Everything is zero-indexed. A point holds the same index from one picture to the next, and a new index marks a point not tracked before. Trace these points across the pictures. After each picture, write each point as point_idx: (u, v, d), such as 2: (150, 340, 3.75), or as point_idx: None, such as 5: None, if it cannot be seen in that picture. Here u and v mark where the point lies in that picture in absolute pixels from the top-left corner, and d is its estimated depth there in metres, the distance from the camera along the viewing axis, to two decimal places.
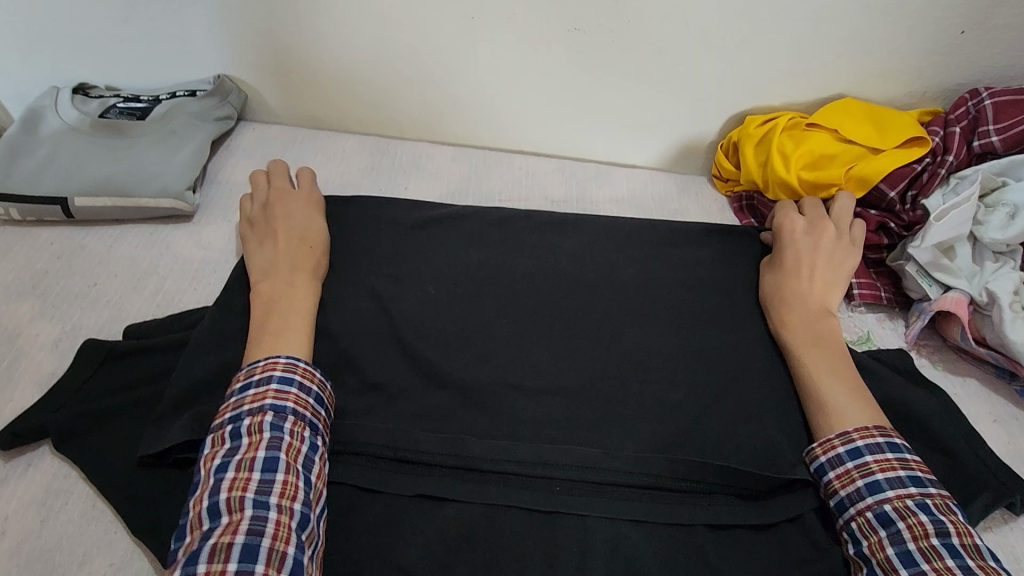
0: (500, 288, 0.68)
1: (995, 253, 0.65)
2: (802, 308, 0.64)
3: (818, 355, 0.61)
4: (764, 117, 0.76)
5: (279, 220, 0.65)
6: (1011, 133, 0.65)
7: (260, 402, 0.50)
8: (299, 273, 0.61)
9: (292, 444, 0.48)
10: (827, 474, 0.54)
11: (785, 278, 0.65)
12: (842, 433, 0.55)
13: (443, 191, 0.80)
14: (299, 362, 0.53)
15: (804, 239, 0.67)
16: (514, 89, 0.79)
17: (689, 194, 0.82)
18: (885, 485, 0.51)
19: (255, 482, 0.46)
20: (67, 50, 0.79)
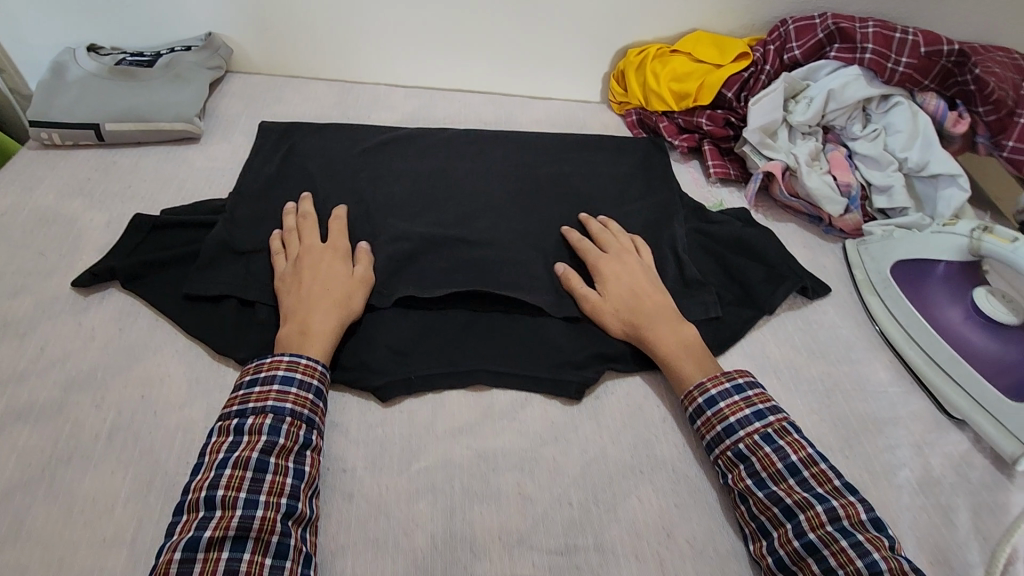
0: (447, 179, 0.89)
1: (802, 134, 0.91)
2: (647, 309, 0.69)
3: (670, 342, 0.67)
4: (640, 49, 1.00)
5: (310, 268, 0.69)
6: (806, 48, 0.91)
7: (263, 402, 0.57)
8: (320, 312, 0.65)
9: (285, 445, 0.55)
10: (696, 422, 0.62)
11: (634, 303, 0.70)
12: (699, 384, 0.63)
13: (398, 119, 1.00)
14: (302, 359, 0.60)
15: (614, 265, 0.73)
16: (449, 35, 0.99)
17: (593, 115, 1.06)
18: (738, 427, 0.60)
19: (248, 480, 0.52)
20: (76, 17, 0.95)
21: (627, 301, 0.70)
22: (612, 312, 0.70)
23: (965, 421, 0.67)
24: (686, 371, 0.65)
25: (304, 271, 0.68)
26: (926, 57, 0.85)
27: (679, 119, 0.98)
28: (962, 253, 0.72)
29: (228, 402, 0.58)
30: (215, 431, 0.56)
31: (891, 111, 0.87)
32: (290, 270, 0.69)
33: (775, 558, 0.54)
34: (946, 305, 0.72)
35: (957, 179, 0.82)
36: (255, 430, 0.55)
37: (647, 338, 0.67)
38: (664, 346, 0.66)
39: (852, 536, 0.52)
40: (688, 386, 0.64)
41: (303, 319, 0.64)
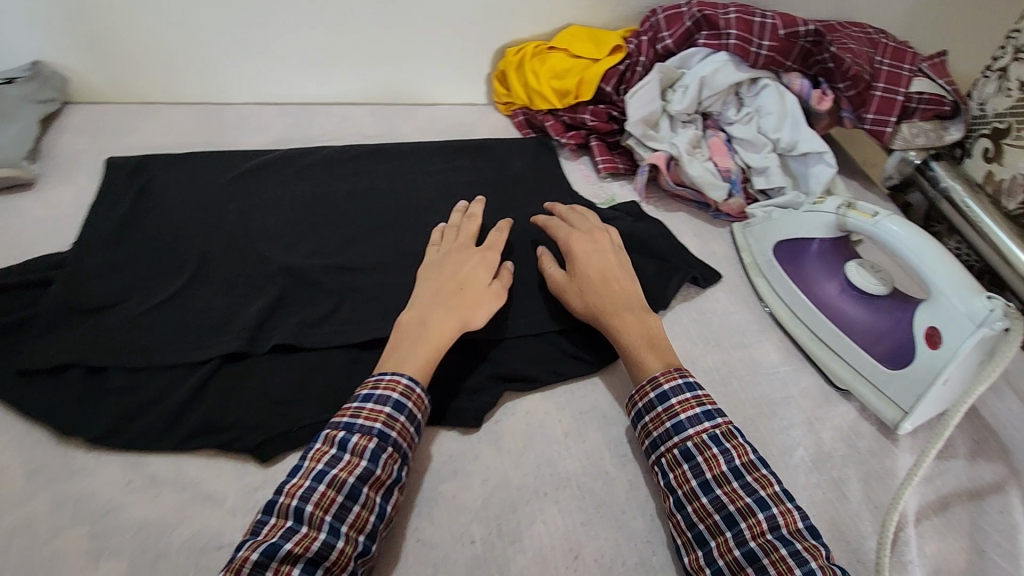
0: (328, 202, 0.83)
1: (682, 122, 0.92)
2: (615, 292, 0.69)
3: (634, 332, 0.66)
4: (517, 48, 0.98)
5: (471, 260, 0.70)
6: (677, 36, 0.91)
7: (372, 423, 0.55)
8: (452, 319, 0.63)
9: (379, 476, 0.53)
10: (644, 417, 0.61)
11: (608, 286, 0.69)
12: (653, 378, 0.62)
13: (269, 140, 0.93)
14: (417, 389, 0.58)
15: (584, 245, 0.72)
16: (317, 47, 0.93)
17: (480, 119, 1.03)
18: (687, 424, 0.59)
19: (336, 504, 0.51)
20: None
21: (598, 285, 0.69)
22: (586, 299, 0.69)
23: (850, 391, 0.70)
24: (646, 360, 0.64)
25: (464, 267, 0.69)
26: (786, 38, 0.87)
27: (564, 116, 0.96)
28: (831, 229, 0.73)
29: (339, 409, 0.56)
30: (320, 437, 0.55)
31: (760, 93, 0.90)
32: (434, 266, 0.70)
33: (713, 568, 0.52)
34: (822, 281, 0.74)
35: (824, 156, 0.85)
36: (357, 452, 0.53)
37: (611, 326, 0.67)
38: (624, 337, 0.66)
39: (791, 544, 0.51)
40: (644, 378, 0.63)
41: (427, 315, 0.64)
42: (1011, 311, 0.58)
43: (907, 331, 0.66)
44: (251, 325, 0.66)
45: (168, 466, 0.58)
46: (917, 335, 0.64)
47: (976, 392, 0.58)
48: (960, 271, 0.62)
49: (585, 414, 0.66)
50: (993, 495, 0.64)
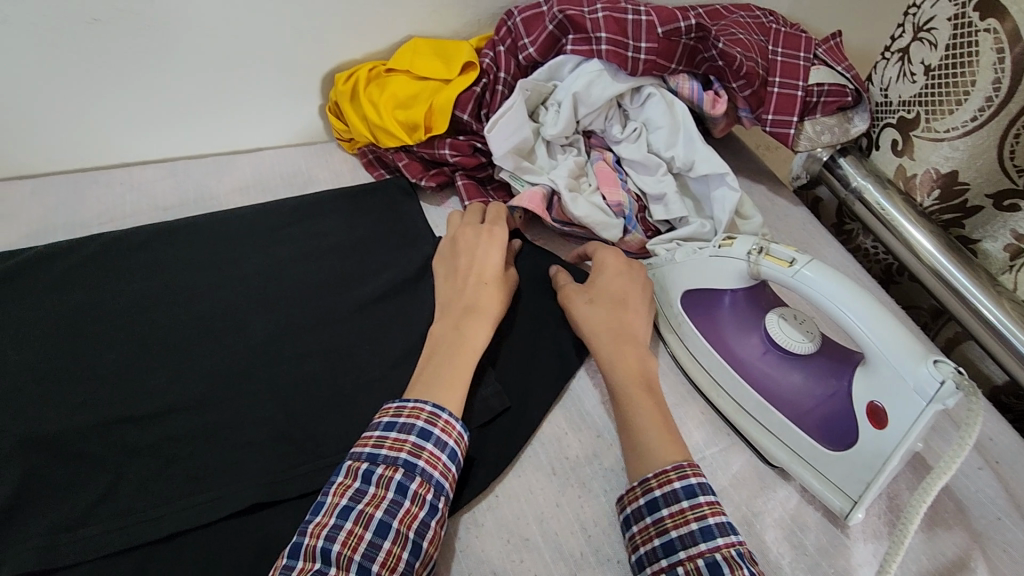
0: (102, 316, 0.61)
1: (561, 146, 0.77)
2: (628, 319, 0.61)
3: (635, 373, 0.57)
4: (349, 73, 0.79)
5: (484, 241, 0.66)
6: (540, 43, 0.75)
7: (396, 452, 0.49)
8: (483, 326, 0.59)
9: (410, 509, 0.47)
10: (660, 510, 0.50)
11: (613, 308, 0.61)
12: (676, 464, 0.51)
13: (22, 233, 0.69)
14: (442, 414, 0.52)
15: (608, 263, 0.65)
16: (71, 99, 0.69)
17: (319, 162, 0.83)
18: (716, 531, 0.48)
19: (365, 542, 0.45)
20: None
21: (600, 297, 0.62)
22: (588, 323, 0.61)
23: (786, 470, 0.58)
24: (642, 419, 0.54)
25: (478, 255, 0.65)
26: (666, 38, 0.73)
27: (420, 153, 0.78)
28: (743, 277, 0.60)
29: (363, 437, 0.50)
30: (342, 469, 0.49)
31: (646, 103, 0.76)
32: (469, 252, 0.66)
33: None
34: (739, 337, 0.61)
35: (726, 177, 0.72)
36: (383, 485, 0.48)
37: (609, 362, 0.58)
38: (621, 380, 0.57)
39: None
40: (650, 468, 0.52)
41: (461, 321, 0.59)
42: (965, 381, 0.46)
43: (846, 402, 0.54)
44: None
45: None
46: (858, 409, 0.53)
47: (935, 486, 0.47)
48: (898, 330, 0.50)
49: None
50: None
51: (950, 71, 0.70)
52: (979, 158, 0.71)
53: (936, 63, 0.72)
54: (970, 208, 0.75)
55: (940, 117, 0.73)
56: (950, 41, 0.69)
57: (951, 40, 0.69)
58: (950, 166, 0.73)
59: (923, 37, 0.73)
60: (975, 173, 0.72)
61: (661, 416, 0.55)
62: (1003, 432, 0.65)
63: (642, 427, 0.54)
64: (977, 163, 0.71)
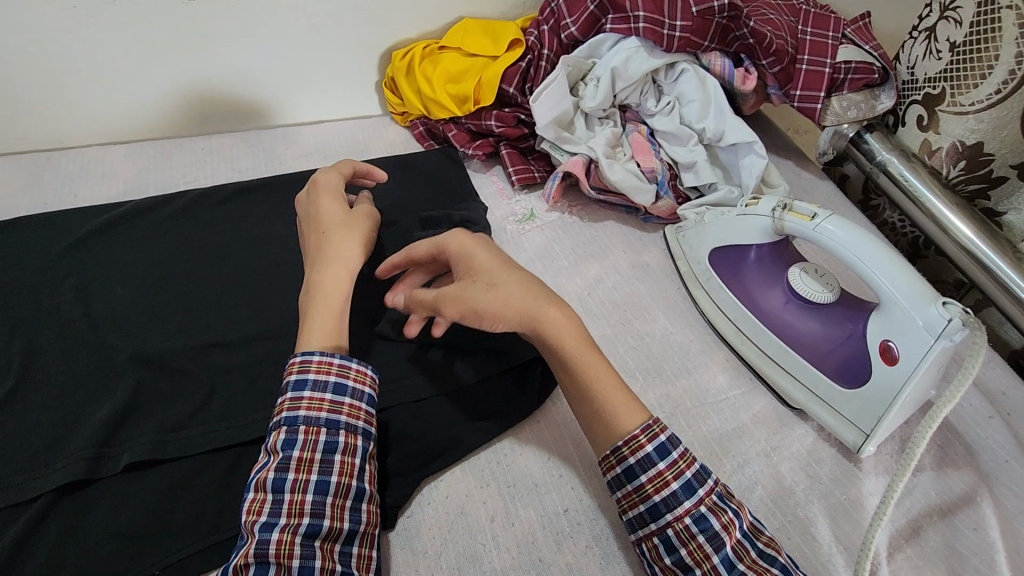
0: (192, 260, 0.70)
1: (598, 118, 0.83)
2: (518, 298, 0.52)
3: (575, 335, 0.52)
4: (404, 51, 0.86)
5: (324, 200, 0.63)
6: (581, 22, 0.81)
7: (278, 414, 0.50)
8: (336, 265, 0.57)
9: (303, 457, 0.48)
10: (639, 477, 0.48)
11: (499, 288, 0.52)
12: (646, 426, 0.49)
13: (119, 189, 0.78)
14: (313, 357, 0.51)
15: (466, 247, 0.56)
16: (164, 71, 0.78)
17: (374, 133, 0.90)
18: (695, 484, 0.48)
19: (268, 502, 0.46)
20: None
21: (482, 283, 0.53)
22: (509, 304, 0.52)
23: (805, 411, 0.63)
24: (594, 375, 0.52)
25: (320, 213, 0.62)
26: (700, 16, 0.78)
27: (468, 124, 0.84)
28: (768, 234, 0.65)
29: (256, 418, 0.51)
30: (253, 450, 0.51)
31: (679, 79, 0.81)
32: (307, 216, 0.63)
33: None
34: (763, 290, 0.67)
35: (754, 145, 0.77)
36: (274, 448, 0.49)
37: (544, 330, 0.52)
38: (568, 345, 0.52)
39: None
40: (632, 425, 0.50)
41: (312, 270, 0.58)
42: (972, 319, 0.51)
43: (861, 344, 0.59)
44: (92, 442, 0.54)
45: None
46: (872, 349, 0.58)
47: (940, 415, 0.52)
48: (911, 275, 0.55)
49: (512, 489, 0.57)
50: (965, 510, 0.58)
51: (975, 46, 0.73)
52: (1003, 129, 0.74)
53: (961, 39, 0.75)
54: (995, 177, 0.78)
55: (963, 91, 0.76)
56: (975, 18, 0.73)
57: (975, 18, 0.73)
58: (975, 138, 0.77)
59: (949, 16, 0.77)
60: (999, 145, 0.75)
61: (613, 375, 0.52)
62: (1016, 387, 0.68)
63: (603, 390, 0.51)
64: (1001, 134, 0.74)
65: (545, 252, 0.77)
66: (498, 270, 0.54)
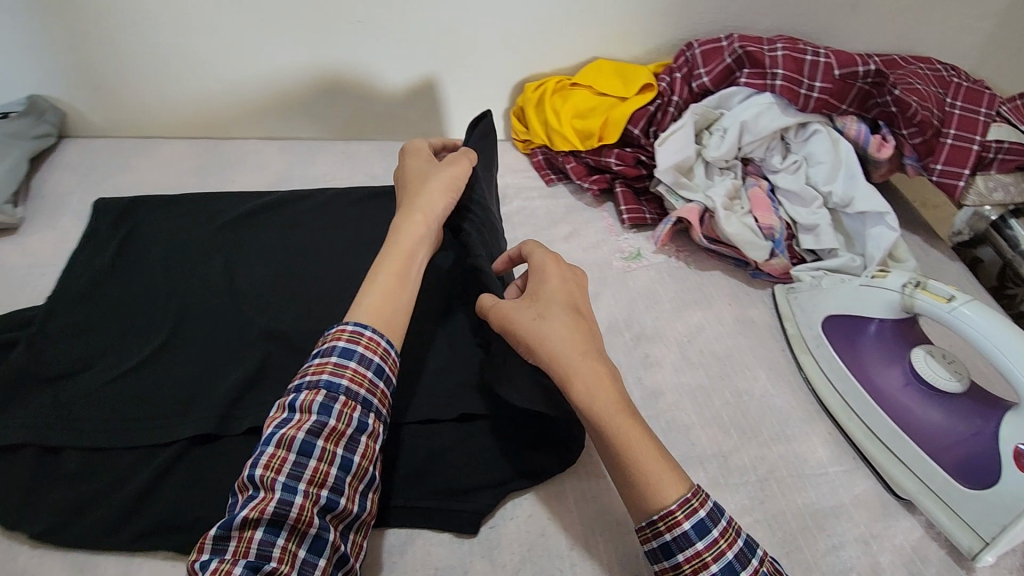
0: (322, 252, 0.76)
1: (719, 169, 0.82)
2: (597, 350, 0.52)
3: (613, 399, 0.48)
4: (538, 83, 0.90)
5: (408, 156, 0.68)
6: (715, 73, 0.82)
7: (318, 376, 0.49)
8: (417, 213, 0.60)
9: (336, 428, 0.48)
10: (675, 555, 0.45)
11: (586, 334, 0.52)
12: (683, 500, 0.45)
13: (269, 179, 0.87)
14: (366, 332, 0.52)
15: (564, 280, 0.57)
16: (323, 80, 0.87)
17: (496, 157, 0.95)
18: (736, 566, 0.45)
19: (290, 463, 0.46)
20: None
21: (569, 318, 0.53)
22: (563, 348, 0.50)
23: (913, 502, 0.59)
24: (635, 435, 0.47)
25: (410, 166, 0.66)
26: (841, 79, 0.77)
27: (587, 159, 0.87)
28: (894, 309, 0.64)
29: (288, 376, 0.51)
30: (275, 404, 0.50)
31: (810, 139, 0.79)
32: (401, 169, 0.68)
33: None
34: (880, 367, 0.64)
35: (885, 217, 0.74)
36: (306, 408, 0.48)
37: (580, 388, 0.49)
38: (598, 408, 0.48)
39: None
40: (672, 496, 0.45)
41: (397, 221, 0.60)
42: None
43: (991, 444, 0.56)
44: (221, 402, 0.60)
45: (121, 567, 0.52)
46: (1003, 452, 0.54)
47: None
48: None
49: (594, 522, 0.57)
50: None
51: None
52: None
53: None
54: None
55: None
56: None
57: None
58: None
59: None
60: None
61: (644, 430, 0.48)
62: None
63: (639, 455, 0.46)
64: None
65: (647, 293, 0.78)
66: (587, 318, 0.55)
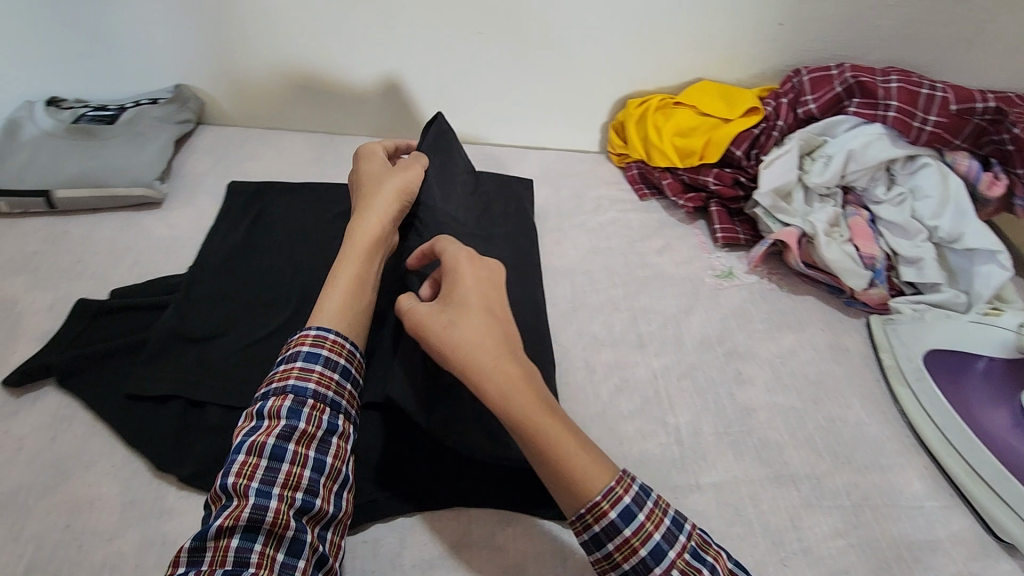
0: None
1: (819, 196, 0.83)
2: (512, 351, 0.51)
3: (527, 403, 0.48)
4: (641, 99, 0.93)
5: (365, 165, 0.72)
6: (823, 101, 0.83)
7: (284, 381, 0.53)
8: (373, 219, 0.64)
9: (307, 431, 0.51)
10: (607, 546, 0.48)
11: (502, 335, 0.52)
12: (608, 491, 0.47)
13: None
14: (329, 335, 0.56)
15: (472, 277, 0.54)
16: (437, 84, 0.92)
17: (591, 169, 0.97)
18: (665, 546, 0.47)
19: (262, 468, 0.48)
20: (57, 73, 0.90)
21: (482, 318, 0.52)
22: (477, 351, 0.50)
23: (1016, 546, 0.58)
24: (548, 433, 0.47)
25: (368, 176, 0.70)
26: (958, 115, 0.77)
27: (684, 176, 0.89)
28: (1006, 349, 0.67)
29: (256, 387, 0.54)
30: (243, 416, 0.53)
31: (918, 172, 0.79)
32: (360, 178, 0.71)
33: None
34: (988, 408, 0.65)
35: (997, 256, 0.74)
36: (275, 414, 0.51)
37: (493, 392, 0.49)
38: (516, 413, 0.48)
39: None
40: (596, 489, 0.47)
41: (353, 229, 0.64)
42: None
43: None
44: None
45: None
46: None
47: None
48: None
49: None
50: None
51: None
52: None
53: None
54: None
55: None
56: None
57: None
58: None
59: None
60: None
61: (565, 426, 0.48)
62: None
63: (561, 448, 0.47)
64: None
65: (739, 313, 0.79)
66: (505, 314, 0.54)
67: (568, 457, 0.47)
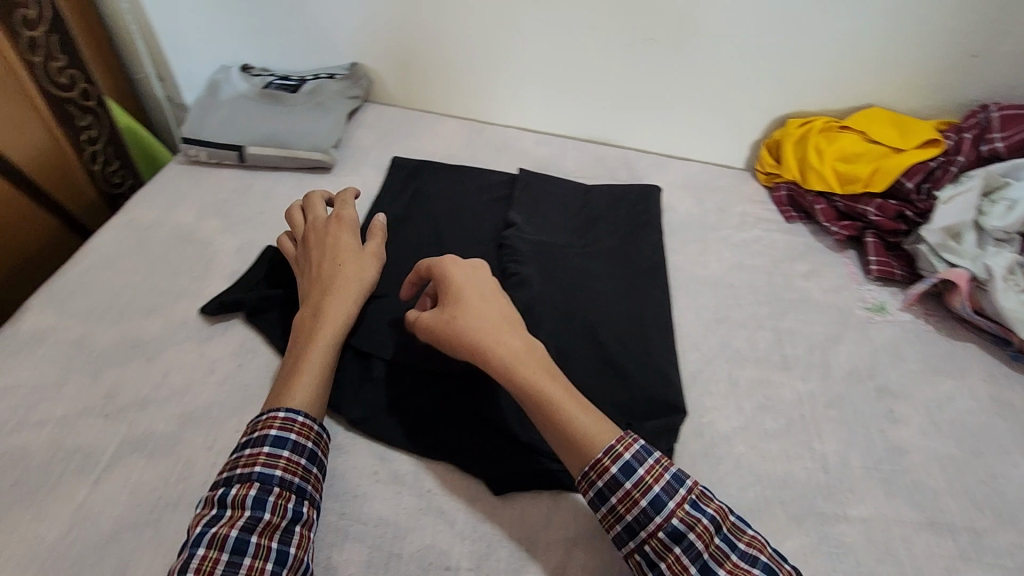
0: (578, 241, 0.82)
1: (995, 240, 0.78)
2: (517, 338, 0.56)
3: (531, 372, 0.54)
4: (802, 120, 0.91)
5: (341, 232, 0.69)
6: (1014, 140, 0.79)
7: (250, 468, 0.50)
8: (346, 303, 0.63)
9: (271, 520, 0.49)
10: (609, 500, 0.50)
11: (506, 320, 0.58)
12: (608, 449, 0.50)
13: (528, 165, 0.96)
14: (298, 418, 0.55)
15: (473, 272, 0.61)
16: (596, 85, 0.94)
17: (736, 184, 0.96)
18: (665, 496, 0.49)
19: (223, 562, 0.45)
20: (253, 42, 1.00)
21: (485, 302, 0.58)
22: (483, 330, 0.56)
23: None
24: (554, 395, 0.53)
25: (330, 243, 0.68)
26: None
27: (840, 203, 0.86)
28: None
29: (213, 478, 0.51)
30: (199, 507, 0.50)
31: None
32: (320, 241, 0.68)
33: None
34: None
35: None
36: (238, 503, 0.49)
37: (500, 366, 0.54)
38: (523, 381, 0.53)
39: None
40: (598, 448, 0.51)
41: (320, 305, 0.62)
42: None
43: None
44: None
45: (409, 467, 0.60)
46: None
47: None
48: None
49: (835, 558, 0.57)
50: None
51: None
52: None
53: None
54: None
55: None
56: None
57: None
58: None
59: None
60: None
61: (569, 395, 0.53)
62: None
63: (567, 409, 0.52)
64: None
65: (892, 350, 0.75)
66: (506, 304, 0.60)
67: (573, 417, 0.52)
